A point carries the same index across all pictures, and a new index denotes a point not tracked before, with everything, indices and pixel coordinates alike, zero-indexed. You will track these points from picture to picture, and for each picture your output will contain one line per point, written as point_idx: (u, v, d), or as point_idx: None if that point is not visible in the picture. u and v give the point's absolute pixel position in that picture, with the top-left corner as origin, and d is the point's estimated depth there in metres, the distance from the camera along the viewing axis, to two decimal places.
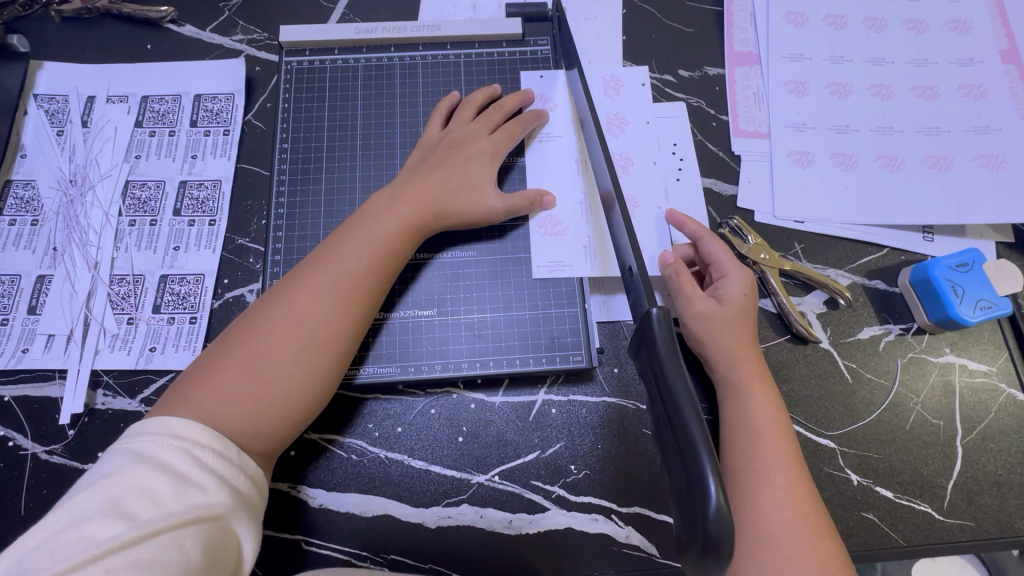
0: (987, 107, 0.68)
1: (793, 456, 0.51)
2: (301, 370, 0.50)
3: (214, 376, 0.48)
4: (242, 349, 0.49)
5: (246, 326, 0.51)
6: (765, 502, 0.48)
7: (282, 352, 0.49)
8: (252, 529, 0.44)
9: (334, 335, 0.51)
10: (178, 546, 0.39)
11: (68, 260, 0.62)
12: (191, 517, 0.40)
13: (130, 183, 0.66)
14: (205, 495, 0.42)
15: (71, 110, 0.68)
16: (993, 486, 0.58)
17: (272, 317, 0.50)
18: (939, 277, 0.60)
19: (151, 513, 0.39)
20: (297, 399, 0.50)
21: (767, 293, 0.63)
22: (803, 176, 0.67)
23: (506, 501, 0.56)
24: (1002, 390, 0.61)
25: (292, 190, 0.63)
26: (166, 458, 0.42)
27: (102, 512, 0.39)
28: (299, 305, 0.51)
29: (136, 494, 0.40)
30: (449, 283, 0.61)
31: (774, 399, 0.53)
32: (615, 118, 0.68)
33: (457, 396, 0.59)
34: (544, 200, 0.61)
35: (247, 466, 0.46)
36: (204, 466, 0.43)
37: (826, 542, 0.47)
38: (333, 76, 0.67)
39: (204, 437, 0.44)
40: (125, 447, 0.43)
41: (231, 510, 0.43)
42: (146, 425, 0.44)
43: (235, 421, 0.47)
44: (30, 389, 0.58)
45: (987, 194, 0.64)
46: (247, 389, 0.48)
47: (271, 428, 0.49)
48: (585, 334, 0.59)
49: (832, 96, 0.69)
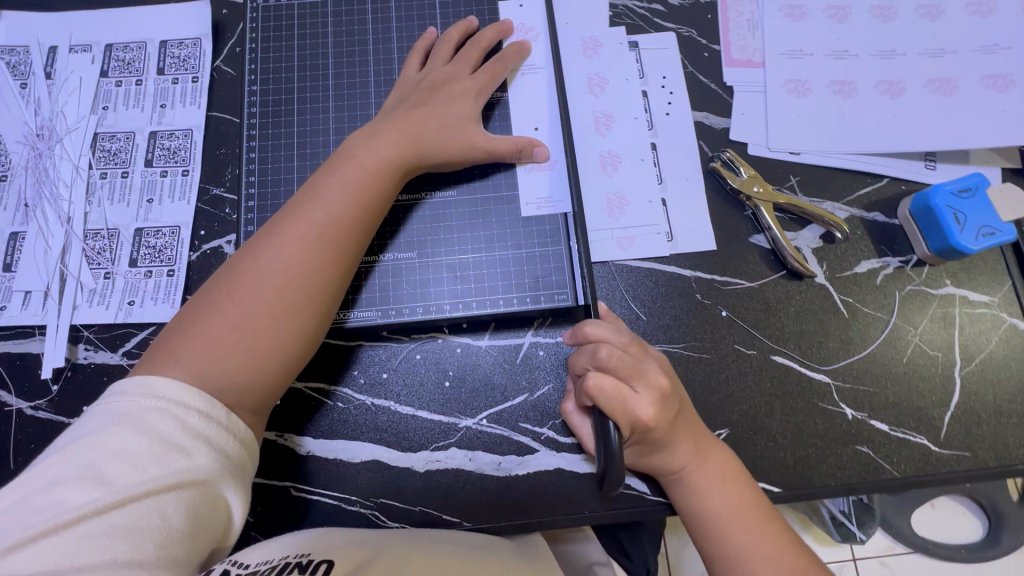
0: (995, 25, 0.64)
1: (727, 475, 0.50)
2: (289, 323, 0.48)
3: (200, 332, 0.46)
4: (227, 302, 0.47)
5: (229, 279, 0.48)
6: (710, 523, 0.50)
7: (270, 305, 0.47)
8: (241, 493, 0.43)
9: (322, 287, 0.50)
10: (159, 510, 0.38)
11: (40, 216, 0.61)
12: (173, 482, 0.39)
13: (99, 135, 0.63)
14: (187, 459, 0.40)
15: (32, 61, 0.65)
16: (992, 416, 0.56)
17: (255, 268, 0.48)
18: (939, 204, 0.57)
19: (129, 478, 0.38)
20: (287, 353, 0.48)
21: (761, 228, 0.60)
22: (799, 106, 0.63)
23: (494, 444, 0.55)
24: (1004, 320, 0.59)
25: (263, 135, 0.61)
26: (149, 420, 0.41)
27: (77, 476, 0.38)
28: (284, 256, 0.49)
29: (115, 458, 0.38)
30: (431, 225, 0.59)
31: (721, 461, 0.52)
32: (595, 79, 0.64)
33: (442, 341, 0.58)
34: (534, 150, 0.59)
35: (236, 427, 0.44)
36: (189, 430, 0.41)
37: (766, 535, 0.49)
38: (301, 14, 0.64)
39: (189, 396, 0.42)
40: (107, 405, 0.42)
41: (216, 474, 0.41)
42: (127, 384, 0.42)
43: (226, 377, 0.45)
44: (11, 346, 0.58)
45: (993, 116, 0.61)
46: (237, 344, 0.46)
47: (263, 383, 0.47)
48: (571, 273, 0.57)
49: (830, 19, 0.65)
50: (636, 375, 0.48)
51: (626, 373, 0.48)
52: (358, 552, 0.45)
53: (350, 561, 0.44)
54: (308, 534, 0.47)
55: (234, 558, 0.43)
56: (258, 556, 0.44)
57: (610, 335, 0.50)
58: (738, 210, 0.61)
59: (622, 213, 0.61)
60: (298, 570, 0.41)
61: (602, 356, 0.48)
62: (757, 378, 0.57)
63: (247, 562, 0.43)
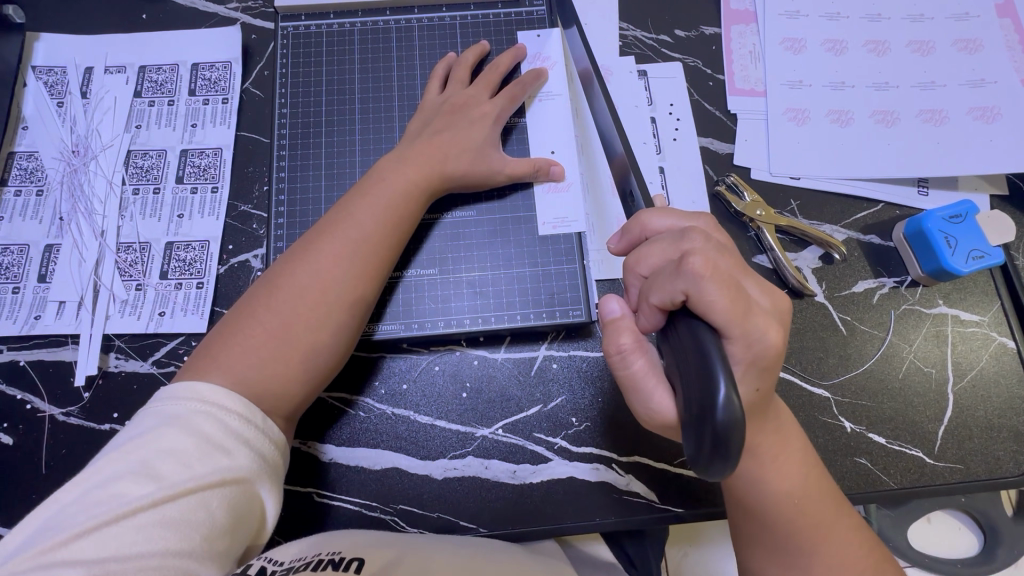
0: (983, 61, 0.68)
1: (808, 470, 0.47)
2: (323, 334, 0.51)
3: (240, 342, 0.49)
4: (264, 314, 0.50)
5: (267, 292, 0.51)
6: (796, 530, 0.45)
7: (306, 317, 0.50)
8: (275, 493, 0.45)
9: (354, 300, 0.52)
10: (204, 506, 0.41)
11: (75, 230, 0.63)
12: (217, 480, 0.41)
13: (132, 152, 0.66)
14: (230, 459, 0.43)
15: (69, 81, 0.68)
16: (983, 430, 0.59)
17: (292, 282, 0.51)
18: (932, 228, 0.61)
19: (179, 475, 0.41)
20: (320, 362, 0.51)
21: (764, 249, 0.64)
22: (800, 133, 0.67)
23: (510, 452, 0.58)
24: (994, 339, 0.62)
25: (292, 155, 0.64)
26: (195, 421, 0.43)
27: (132, 472, 0.40)
28: (320, 271, 0.52)
29: (165, 456, 0.41)
30: (451, 242, 0.61)
31: (801, 460, 0.47)
32: None
33: (460, 354, 0.60)
34: (552, 169, 0.62)
35: (271, 431, 0.47)
36: (231, 432, 0.44)
37: (842, 532, 0.46)
38: (329, 41, 0.67)
39: (231, 403, 0.45)
40: (156, 409, 0.44)
41: (254, 474, 0.44)
42: (175, 390, 0.45)
43: (262, 385, 0.48)
44: (44, 354, 0.60)
45: (982, 146, 0.65)
46: (273, 355, 0.49)
47: (295, 391, 0.50)
48: (584, 290, 0.60)
49: (828, 52, 0.69)
50: (740, 267, 0.41)
51: (734, 265, 0.41)
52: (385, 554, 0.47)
53: (380, 558, 0.46)
54: (330, 538, 0.48)
55: (270, 555, 0.44)
56: (290, 553, 0.45)
57: (686, 226, 0.45)
58: (741, 232, 0.64)
59: None
60: (333, 567, 0.43)
61: (693, 243, 0.41)
62: None
63: (281, 559, 0.44)
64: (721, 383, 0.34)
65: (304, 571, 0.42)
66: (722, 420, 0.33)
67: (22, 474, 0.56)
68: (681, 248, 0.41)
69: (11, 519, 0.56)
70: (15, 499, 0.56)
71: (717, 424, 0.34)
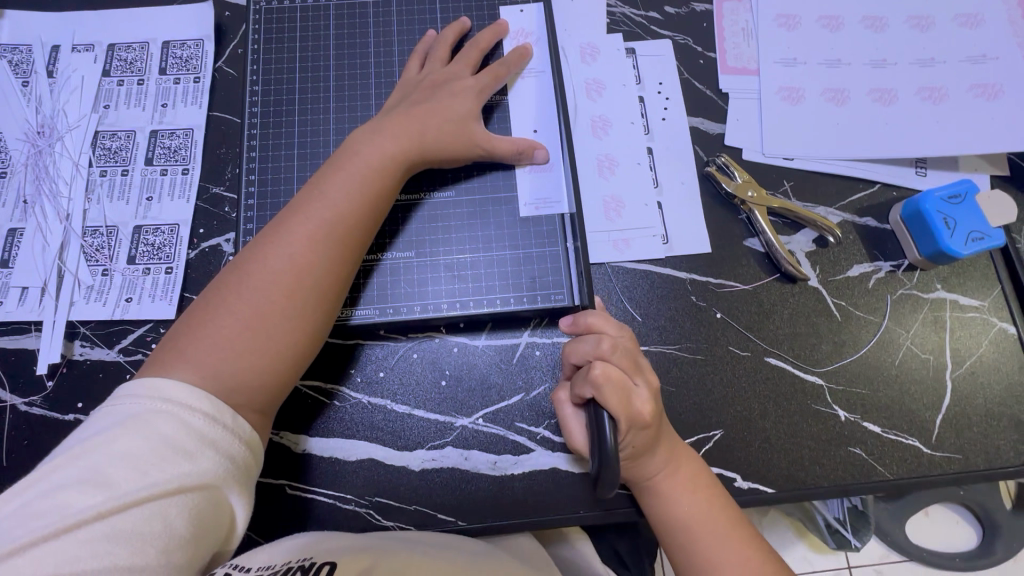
0: (984, 36, 0.65)
1: (704, 493, 0.51)
2: (297, 322, 0.49)
3: (210, 333, 0.47)
4: (236, 302, 0.48)
5: (237, 279, 0.49)
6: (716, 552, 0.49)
7: (279, 304, 0.48)
8: (244, 495, 0.44)
9: (329, 286, 0.50)
10: (162, 516, 0.39)
11: (39, 213, 0.61)
12: (176, 487, 0.40)
13: (100, 133, 0.64)
14: (192, 463, 0.41)
15: (34, 59, 0.66)
16: (983, 419, 0.57)
17: (263, 267, 0.49)
18: (930, 209, 0.58)
19: (133, 483, 0.39)
20: (295, 351, 0.49)
21: (755, 232, 0.61)
22: (793, 112, 0.65)
23: (490, 442, 0.56)
24: (994, 324, 0.60)
25: (265, 135, 0.61)
26: (155, 424, 0.41)
27: (82, 480, 0.38)
28: (292, 255, 0.49)
29: (120, 463, 0.39)
30: (429, 224, 0.59)
31: (697, 485, 0.51)
32: (592, 83, 0.65)
33: (439, 341, 0.58)
34: (535, 153, 0.59)
35: (242, 430, 0.45)
36: (194, 433, 0.42)
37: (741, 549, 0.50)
38: (304, 17, 0.65)
39: (198, 400, 0.43)
40: (114, 409, 0.42)
41: (220, 477, 0.42)
42: (137, 387, 0.43)
43: (237, 377, 0.46)
44: (7, 342, 0.57)
45: (983, 124, 0.62)
46: (245, 345, 0.47)
47: (273, 382, 0.48)
48: (568, 273, 0.58)
49: (823, 29, 0.67)
50: (636, 366, 0.51)
51: (627, 366, 0.50)
52: (360, 555, 0.46)
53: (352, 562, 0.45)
54: (303, 542, 0.47)
55: (236, 563, 0.43)
56: (259, 560, 0.44)
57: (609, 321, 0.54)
58: (732, 214, 0.62)
59: (618, 215, 0.61)
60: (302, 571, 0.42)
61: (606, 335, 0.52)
62: (751, 379, 0.57)
63: (248, 566, 0.43)
64: (607, 435, 0.45)
65: None
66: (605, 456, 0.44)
67: None
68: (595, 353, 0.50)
69: None
70: None
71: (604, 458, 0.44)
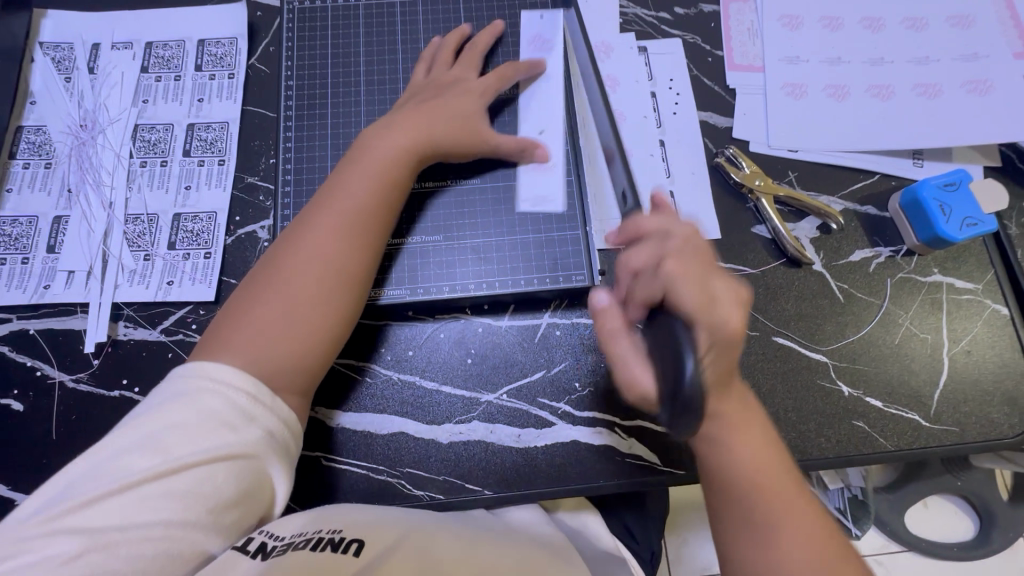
0: (975, 36, 0.69)
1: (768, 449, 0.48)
2: (329, 307, 0.52)
3: (247, 321, 0.50)
4: (273, 288, 0.51)
5: (269, 271, 0.52)
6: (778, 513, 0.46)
7: (310, 291, 0.51)
8: (284, 470, 0.47)
9: (356, 271, 0.53)
10: (209, 480, 0.43)
11: (83, 201, 0.64)
12: (221, 456, 0.43)
13: (139, 126, 0.67)
14: (235, 436, 0.44)
15: (76, 57, 0.69)
16: (977, 394, 0.61)
17: (294, 258, 0.52)
18: (927, 197, 0.62)
19: (185, 450, 0.43)
20: (327, 334, 0.52)
21: (762, 219, 0.65)
22: (797, 107, 0.68)
23: (514, 416, 0.59)
24: (988, 306, 0.63)
25: (298, 127, 0.65)
26: (203, 399, 0.45)
27: (141, 446, 0.43)
28: (320, 245, 0.53)
29: (173, 432, 0.43)
30: (455, 210, 0.62)
31: (763, 440, 0.48)
32: (606, 80, 0.69)
33: (464, 322, 0.61)
34: (535, 151, 0.62)
35: (281, 409, 0.47)
36: (237, 409, 0.45)
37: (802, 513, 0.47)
38: (334, 16, 0.68)
39: (240, 381, 0.46)
40: (169, 384, 0.46)
41: (261, 451, 0.45)
42: (186, 368, 0.47)
43: (275, 359, 0.49)
44: (54, 323, 0.60)
45: (975, 118, 0.66)
46: (281, 330, 0.50)
47: (309, 364, 0.51)
48: (587, 256, 0.61)
49: (825, 29, 0.70)
50: (710, 268, 0.45)
51: (702, 267, 0.44)
52: (389, 533, 0.47)
53: (379, 541, 0.45)
54: (332, 511, 0.49)
55: (270, 531, 0.44)
56: (291, 528, 0.45)
57: (672, 225, 0.46)
58: (740, 203, 0.66)
59: None
60: (331, 547, 0.43)
61: (671, 244, 0.45)
62: (760, 357, 0.61)
63: (280, 534, 0.44)
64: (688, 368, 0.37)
65: (304, 549, 0.42)
66: (687, 392, 0.37)
67: (33, 439, 0.57)
68: (664, 248, 0.45)
69: (22, 483, 0.56)
70: (27, 464, 0.57)
71: (683, 397, 0.37)
